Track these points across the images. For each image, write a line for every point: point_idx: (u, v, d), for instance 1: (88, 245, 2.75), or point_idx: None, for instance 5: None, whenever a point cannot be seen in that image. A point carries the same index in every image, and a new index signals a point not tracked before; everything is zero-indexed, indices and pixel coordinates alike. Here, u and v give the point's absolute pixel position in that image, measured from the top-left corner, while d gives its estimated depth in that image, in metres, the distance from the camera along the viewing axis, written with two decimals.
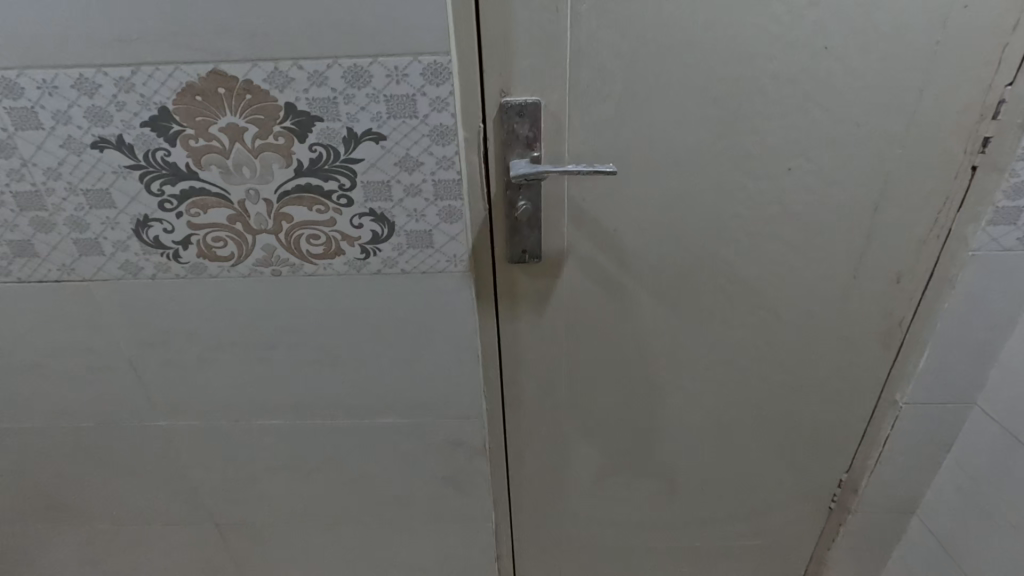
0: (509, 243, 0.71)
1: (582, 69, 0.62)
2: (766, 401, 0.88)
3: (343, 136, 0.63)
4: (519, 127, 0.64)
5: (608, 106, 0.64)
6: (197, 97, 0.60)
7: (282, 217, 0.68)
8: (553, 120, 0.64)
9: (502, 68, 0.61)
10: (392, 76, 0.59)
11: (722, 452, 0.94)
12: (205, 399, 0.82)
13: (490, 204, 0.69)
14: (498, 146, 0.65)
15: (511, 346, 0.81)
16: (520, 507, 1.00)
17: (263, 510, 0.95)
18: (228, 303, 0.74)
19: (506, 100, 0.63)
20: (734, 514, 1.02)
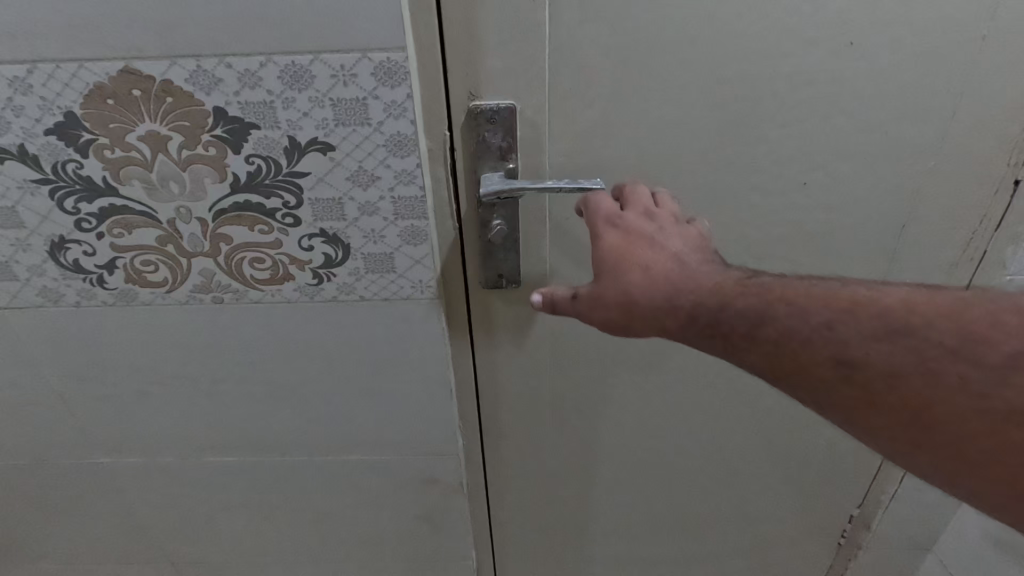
0: (483, 265, 0.62)
1: (564, 68, 0.52)
2: (771, 434, 0.80)
3: (284, 147, 0.53)
4: (491, 135, 0.55)
5: (595, 113, 0.55)
6: (108, 101, 0.51)
7: (220, 238, 0.58)
8: (532, 128, 0.55)
9: (470, 67, 0.52)
10: (338, 76, 0.50)
11: (722, 487, 0.86)
12: (147, 436, 0.74)
13: (460, 222, 0.60)
14: (467, 156, 0.56)
15: (490, 378, 0.73)
16: (503, 544, 0.92)
17: (222, 550, 0.87)
18: (165, 333, 0.65)
19: (475, 103, 0.53)
20: (735, 549, 0.94)
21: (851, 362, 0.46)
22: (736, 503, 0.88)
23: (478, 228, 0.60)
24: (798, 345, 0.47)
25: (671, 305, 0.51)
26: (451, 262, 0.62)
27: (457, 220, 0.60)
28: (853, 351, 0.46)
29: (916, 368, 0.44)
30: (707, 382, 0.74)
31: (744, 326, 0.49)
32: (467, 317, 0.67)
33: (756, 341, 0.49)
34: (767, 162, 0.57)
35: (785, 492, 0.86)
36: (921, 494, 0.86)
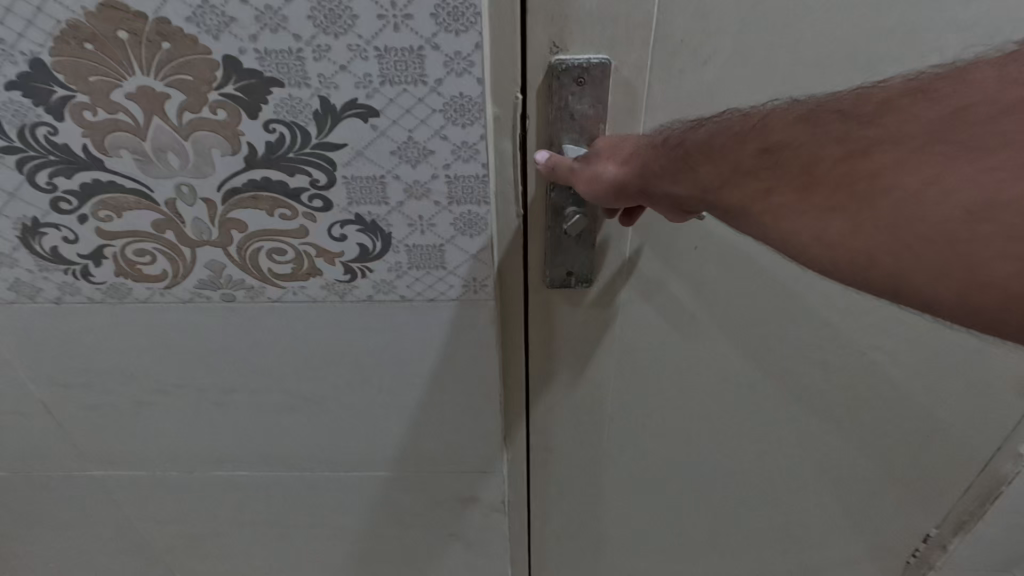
0: (550, 262, 0.51)
1: (677, 15, 0.41)
2: (855, 453, 0.71)
3: (314, 111, 0.42)
4: (575, 99, 0.43)
5: (710, 75, 0.43)
6: (86, 46, 0.39)
7: (231, 225, 0.47)
8: (627, 93, 0.44)
9: (555, 11, 0.40)
10: (387, 17, 0.38)
11: (792, 509, 0.77)
12: (147, 449, 0.64)
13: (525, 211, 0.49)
14: (540, 126, 0.45)
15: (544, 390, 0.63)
16: (541, 561, 0.84)
17: (233, 568, 0.79)
18: (166, 335, 0.55)
19: (557, 58, 0.42)
20: (795, 570, 0.86)
21: (774, 157, 0.35)
22: (804, 525, 0.79)
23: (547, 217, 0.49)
24: (725, 152, 0.38)
25: (624, 157, 0.42)
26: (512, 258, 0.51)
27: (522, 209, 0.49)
28: (776, 153, 0.36)
29: (847, 157, 0.33)
30: (794, 398, 0.64)
31: (667, 152, 0.40)
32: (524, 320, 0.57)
33: (678, 162, 0.39)
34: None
35: (860, 515, 0.78)
36: (1008, 512, 0.79)
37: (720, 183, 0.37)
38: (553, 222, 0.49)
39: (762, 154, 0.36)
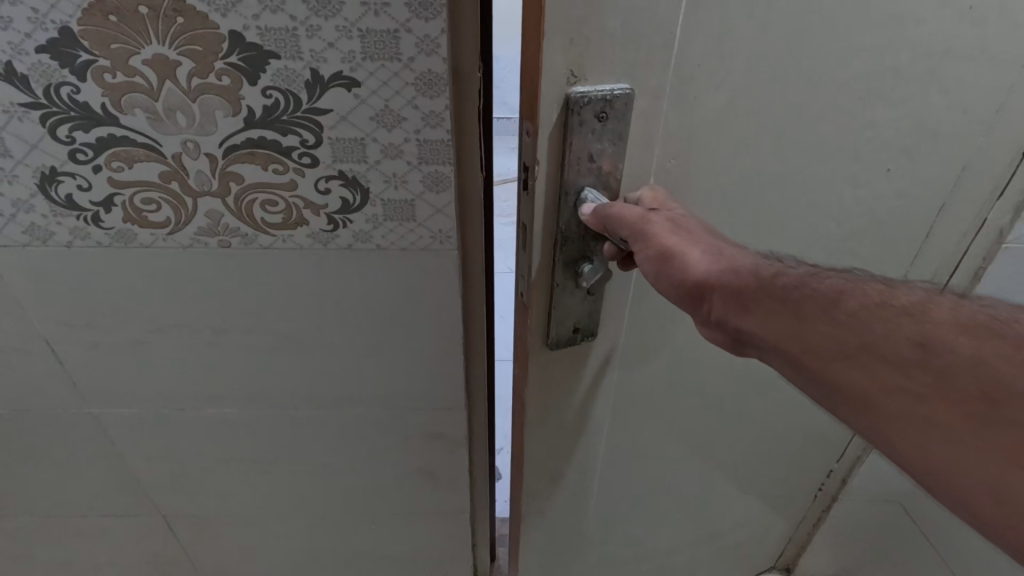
0: (559, 323, 0.58)
1: (694, 49, 0.46)
2: (774, 407, 0.81)
3: (306, 80, 0.50)
4: (592, 137, 0.48)
5: (716, 97, 0.50)
6: (111, 18, 0.46)
7: (230, 177, 0.55)
8: (642, 126, 0.49)
9: (576, 40, 0.43)
10: (369, 4, 0.47)
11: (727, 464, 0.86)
12: (143, 388, 0.71)
13: (533, 255, 0.54)
14: (554, 168, 0.49)
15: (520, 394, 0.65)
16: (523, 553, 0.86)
17: (218, 504, 0.86)
18: (166, 278, 0.62)
19: (573, 93, 0.45)
20: (727, 517, 0.96)
21: (900, 342, 0.37)
22: (737, 478, 0.88)
23: (559, 268, 0.55)
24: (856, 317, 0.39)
25: (736, 291, 0.44)
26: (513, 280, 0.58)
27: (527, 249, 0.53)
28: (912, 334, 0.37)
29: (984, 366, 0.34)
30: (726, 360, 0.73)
31: (758, 282, 0.43)
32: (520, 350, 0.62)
33: (768, 301, 0.42)
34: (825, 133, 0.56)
35: (778, 459, 0.90)
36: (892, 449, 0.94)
37: (832, 347, 0.39)
38: (568, 276, 0.55)
39: (900, 333, 0.37)
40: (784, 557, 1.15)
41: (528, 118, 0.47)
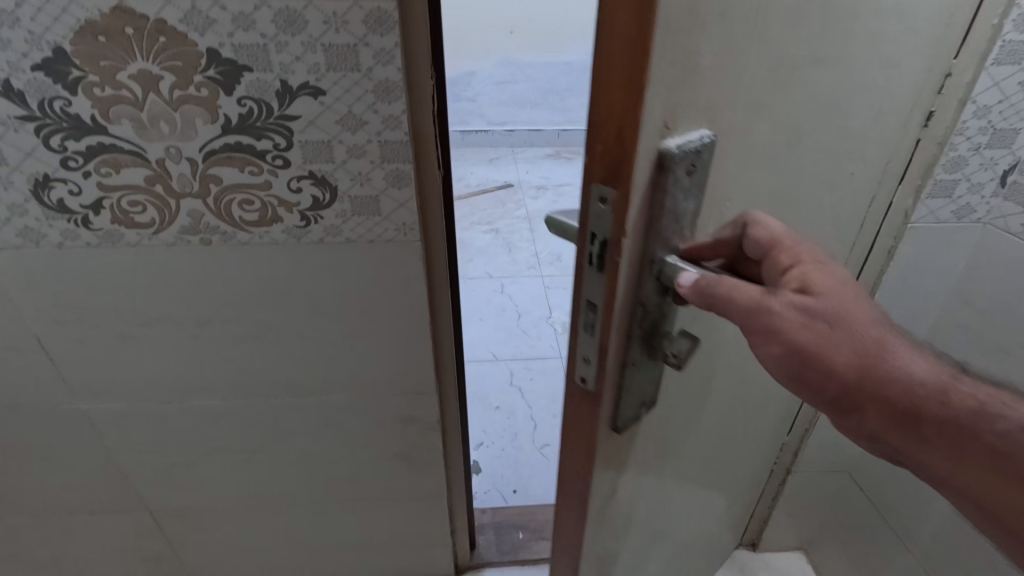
0: (628, 404, 0.49)
1: (758, 77, 0.41)
2: None
3: (276, 90, 0.57)
4: (680, 194, 0.39)
5: (765, 127, 0.45)
6: (100, 38, 0.52)
7: (209, 179, 0.61)
8: (716, 167, 0.42)
9: (674, 81, 0.34)
10: (330, 22, 0.54)
11: (713, 473, 0.86)
12: (130, 382, 0.76)
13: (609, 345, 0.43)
14: (641, 236, 0.39)
15: (567, 488, 0.54)
16: None
17: (204, 496, 0.90)
18: (151, 274, 0.67)
19: (667, 148, 0.37)
20: (712, 515, 0.98)
21: None
22: None
23: (633, 346, 0.46)
24: None
25: (891, 409, 0.40)
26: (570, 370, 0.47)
27: (601, 336, 0.43)
28: None
29: None
30: None
31: (920, 398, 0.39)
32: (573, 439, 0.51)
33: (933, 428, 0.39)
34: (823, 155, 0.54)
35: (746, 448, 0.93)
36: None
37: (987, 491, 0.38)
38: (644, 350, 0.46)
39: None
40: (749, 532, 1.23)
41: (616, 181, 0.36)
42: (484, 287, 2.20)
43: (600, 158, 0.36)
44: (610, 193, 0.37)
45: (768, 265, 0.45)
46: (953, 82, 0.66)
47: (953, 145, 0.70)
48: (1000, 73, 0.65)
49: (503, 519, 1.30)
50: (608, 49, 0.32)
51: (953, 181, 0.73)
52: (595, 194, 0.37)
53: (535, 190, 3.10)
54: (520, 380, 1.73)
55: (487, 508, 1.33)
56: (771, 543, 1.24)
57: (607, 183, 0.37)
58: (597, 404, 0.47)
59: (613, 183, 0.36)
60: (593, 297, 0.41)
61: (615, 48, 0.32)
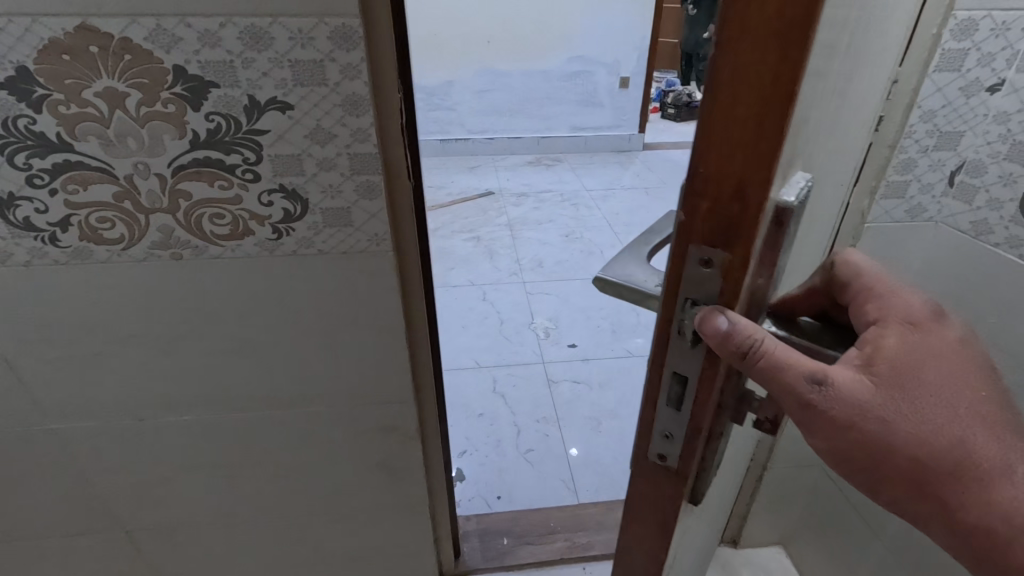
0: (711, 470, 0.49)
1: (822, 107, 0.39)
2: None
3: (244, 105, 0.57)
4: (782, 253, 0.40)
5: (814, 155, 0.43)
6: (64, 57, 0.52)
7: (179, 194, 0.61)
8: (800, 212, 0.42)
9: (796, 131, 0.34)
10: (296, 39, 0.54)
11: (721, 488, 0.83)
12: (102, 400, 0.75)
13: (700, 413, 0.43)
14: (748, 291, 0.39)
15: (640, 550, 0.54)
16: None
17: (181, 514, 0.89)
18: (122, 290, 0.67)
19: (786, 201, 0.36)
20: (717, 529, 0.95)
21: None
22: None
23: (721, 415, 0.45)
24: None
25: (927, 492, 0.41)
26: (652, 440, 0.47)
27: (691, 407, 0.43)
28: None
29: None
30: None
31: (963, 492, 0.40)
32: (650, 507, 0.50)
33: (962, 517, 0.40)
34: (829, 178, 0.55)
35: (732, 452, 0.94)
36: None
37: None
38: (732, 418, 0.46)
39: None
40: (730, 529, 1.25)
41: (728, 240, 0.35)
42: (465, 295, 2.21)
43: (716, 213, 0.34)
44: (716, 256, 0.36)
45: (855, 314, 0.46)
46: (898, 87, 0.70)
47: (903, 148, 0.74)
48: (942, 80, 0.69)
49: (487, 526, 1.30)
50: (725, 100, 0.31)
51: (905, 182, 0.76)
52: (695, 257, 0.36)
53: (515, 197, 3.12)
54: (503, 386, 1.74)
55: (471, 516, 1.33)
56: (750, 539, 1.26)
57: (712, 244, 0.36)
58: (679, 472, 0.47)
59: (720, 245, 0.35)
60: (681, 366, 0.42)
61: (737, 98, 0.31)
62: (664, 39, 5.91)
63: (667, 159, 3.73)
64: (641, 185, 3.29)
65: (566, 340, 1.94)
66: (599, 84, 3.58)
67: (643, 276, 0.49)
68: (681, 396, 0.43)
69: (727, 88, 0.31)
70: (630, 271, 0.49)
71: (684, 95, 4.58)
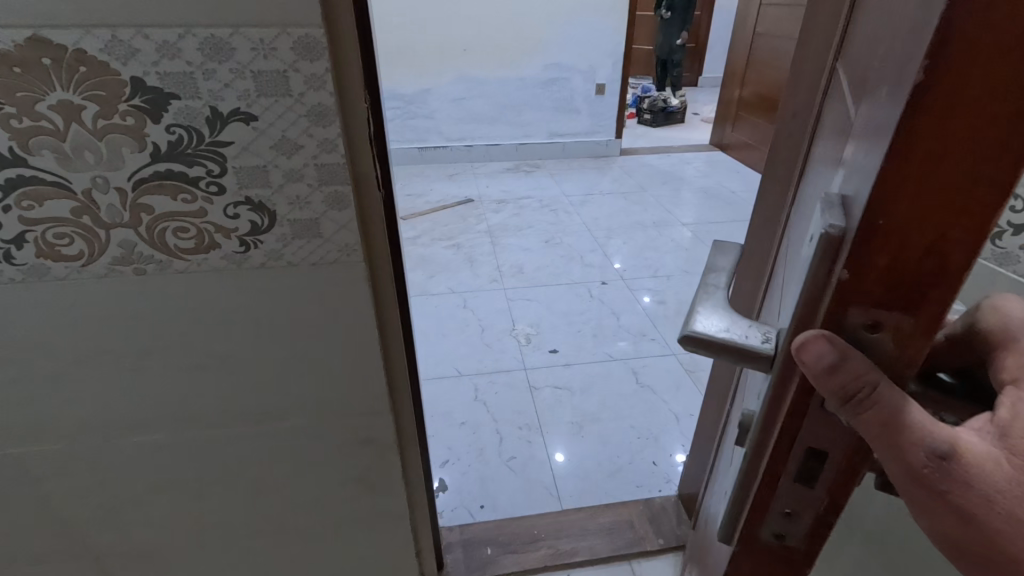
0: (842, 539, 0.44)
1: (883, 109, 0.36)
2: None
3: (206, 117, 0.56)
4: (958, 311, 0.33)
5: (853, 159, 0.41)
6: (16, 70, 0.51)
7: (141, 208, 0.60)
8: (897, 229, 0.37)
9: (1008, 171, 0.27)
10: (258, 49, 0.54)
11: None
12: (63, 421, 0.73)
13: (837, 490, 0.40)
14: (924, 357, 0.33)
15: None
16: None
17: (151, 536, 0.87)
18: (84, 307, 0.65)
19: None
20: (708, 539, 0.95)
21: None
22: None
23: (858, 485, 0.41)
24: None
25: None
26: (769, 518, 0.43)
27: (828, 485, 0.39)
28: None
29: None
30: None
31: None
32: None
33: None
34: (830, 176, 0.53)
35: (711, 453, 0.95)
36: None
37: None
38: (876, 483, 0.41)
39: None
40: None
41: (905, 304, 0.31)
42: (446, 303, 2.19)
43: (897, 270, 0.30)
44: (885, 319, 0.31)
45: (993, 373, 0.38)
46: None
47: None
48: None
49: (471, 536, 1.29)
50: (926, 147, 0.26)
51: None
52: (857, 321, 0.32)
53: (495, 204, 3.12)
54: (485, 394, 1.73)
55: (454, 526, 1.32)
56: None
57: (883, 307, 0.31)
58: (804, 550, 0.43)
59: (895, 308, 0.31)
60: (819, 442, 0.38)
61: (944, 143, 0.26)
62: (639, 45, 6.00)
63: (644, 164, 3.77)
64: (619, 190, 3.33)
65: (548, 346, 1.94)
66: (576, 91, 3.61)
67: (750, 332, 0.41)
68: (814, 473, 0.39)
69: (930, 132, 0.26)
70: (732, 327, 0.41)
71: (659, 100, 4.66)
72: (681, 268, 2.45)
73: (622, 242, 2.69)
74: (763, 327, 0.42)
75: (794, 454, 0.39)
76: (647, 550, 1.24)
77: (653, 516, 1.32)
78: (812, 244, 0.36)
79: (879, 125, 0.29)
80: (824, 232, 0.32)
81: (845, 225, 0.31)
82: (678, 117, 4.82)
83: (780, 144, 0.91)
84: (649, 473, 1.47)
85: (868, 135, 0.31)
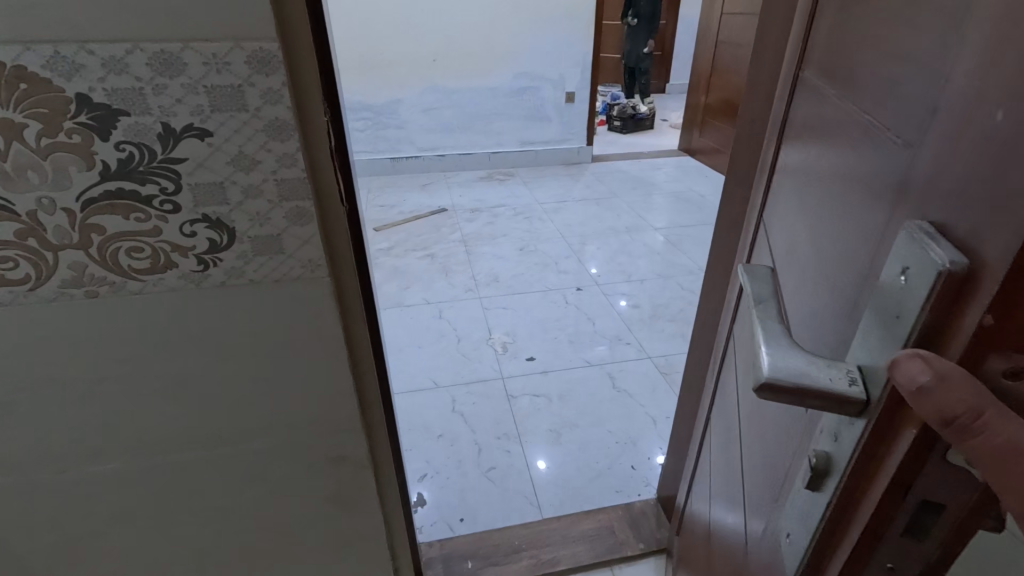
0: None
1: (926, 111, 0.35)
2: None
3: (157, 133, 0.55)
4: None
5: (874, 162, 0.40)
6: None
7: (91, 228, 0.57)
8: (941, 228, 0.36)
9: None
10: (210, 64, 0.53)
11: None
12: (12, 453, 0.69)
13: (954, 547, 0.34)
14: None
15: None
16: None
17: (112, 569, 0.83)
18: (31, 332, 0.62)
19: None
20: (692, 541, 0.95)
21: None
22: None
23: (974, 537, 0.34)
24: None
25: None
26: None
27: (944, 542, 0.33)
28: None
29: None
30: None
31: None
32: None
33: None
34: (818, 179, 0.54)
35: None
36: None
37: None
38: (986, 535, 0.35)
39: None
40: None
41: None
42: (422, 314, 2.17)
43: None
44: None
45: None
46: None
47: None
48: None
49: (451, 550, 1.27)
50: None
51: None
52: (998, 364, 0.27)
53: (468, 213, 3.12)
54: (462, 405, 1.71)
55: (433, 541, 1.30)
56: None
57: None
58: None
59: None
60: (938, 494, 0.32)
61: None
62: (606, 54, 6.10)
63: (614, 170, 3.83)
64: (591, 196, 3.36)
65: (525, 354, 1.94)
66: (546, 99, 3.64)
67: (833, 374, 0.35)
68: (929, 529, 0.33)
69: None
70: (812, 368, 0.36)
71: (628, 107, 4.73)
72: (653, 272, 2.49)
73: (596, 248, 2.72)
74: (843, 364, 0.37)
75: (902, 506, 0.33)
76: (628, 555, 1.24)
77: (634, 521, 1.32)
78: (905, 278, 0.31)
79: (1013, 149, 0.25)
80: (946, 267, 0.28)
81: (974, 262, 0.26)
82: (647, 124, 4.90)
83: (740, 145, 0.92)
84: (628, 477, 1.48)
85: (982, 158, 0.27)
